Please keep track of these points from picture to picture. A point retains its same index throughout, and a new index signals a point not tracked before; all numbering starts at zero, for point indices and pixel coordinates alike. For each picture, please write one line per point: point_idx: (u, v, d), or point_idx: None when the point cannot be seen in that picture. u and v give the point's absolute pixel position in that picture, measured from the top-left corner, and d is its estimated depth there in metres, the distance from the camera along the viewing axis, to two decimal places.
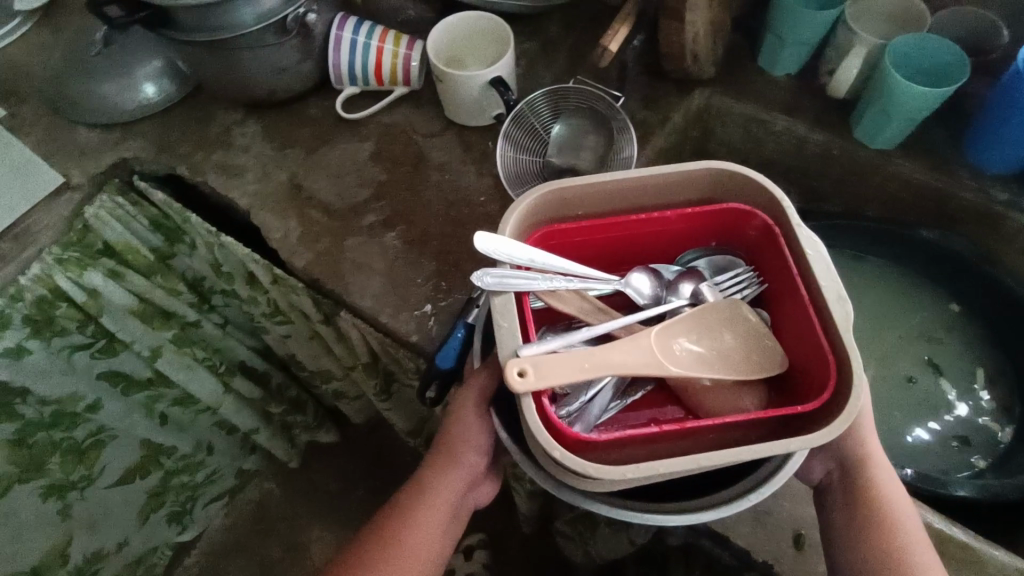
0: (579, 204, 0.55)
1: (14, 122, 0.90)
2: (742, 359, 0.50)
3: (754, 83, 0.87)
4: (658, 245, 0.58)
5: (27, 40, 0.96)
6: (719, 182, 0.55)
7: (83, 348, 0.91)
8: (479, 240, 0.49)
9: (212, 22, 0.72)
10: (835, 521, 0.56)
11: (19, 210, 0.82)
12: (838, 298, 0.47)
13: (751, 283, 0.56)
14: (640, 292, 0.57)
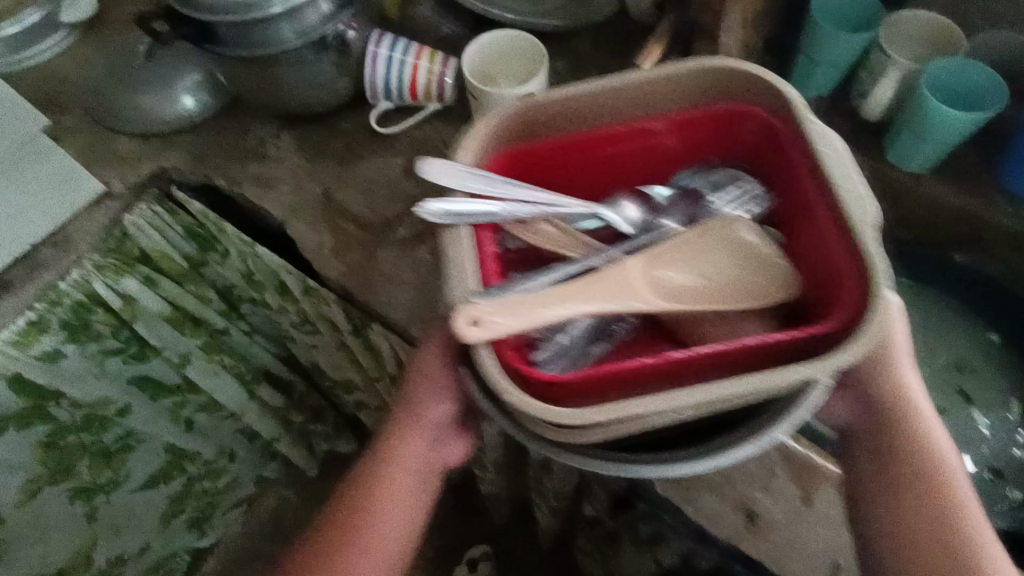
0: (564, 120, 0.54)
1: (58, 131, 0.91)
2: (748, 284, 0.49)
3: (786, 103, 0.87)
4: (651, 158, 0.57)
5: (71, 52, 0.99)
6: (716, 83, 0.53)
7: (115, 353, 0.94)
8: (425, 168, 0.48)
9: (253, 38, 0.73)
10: (872, 480, 0.53)
11: (60, 217, 0.84)
12: (857, 197, 0.45)
13: (756, 198, 0.55)
14: (620, 218, 0.55)
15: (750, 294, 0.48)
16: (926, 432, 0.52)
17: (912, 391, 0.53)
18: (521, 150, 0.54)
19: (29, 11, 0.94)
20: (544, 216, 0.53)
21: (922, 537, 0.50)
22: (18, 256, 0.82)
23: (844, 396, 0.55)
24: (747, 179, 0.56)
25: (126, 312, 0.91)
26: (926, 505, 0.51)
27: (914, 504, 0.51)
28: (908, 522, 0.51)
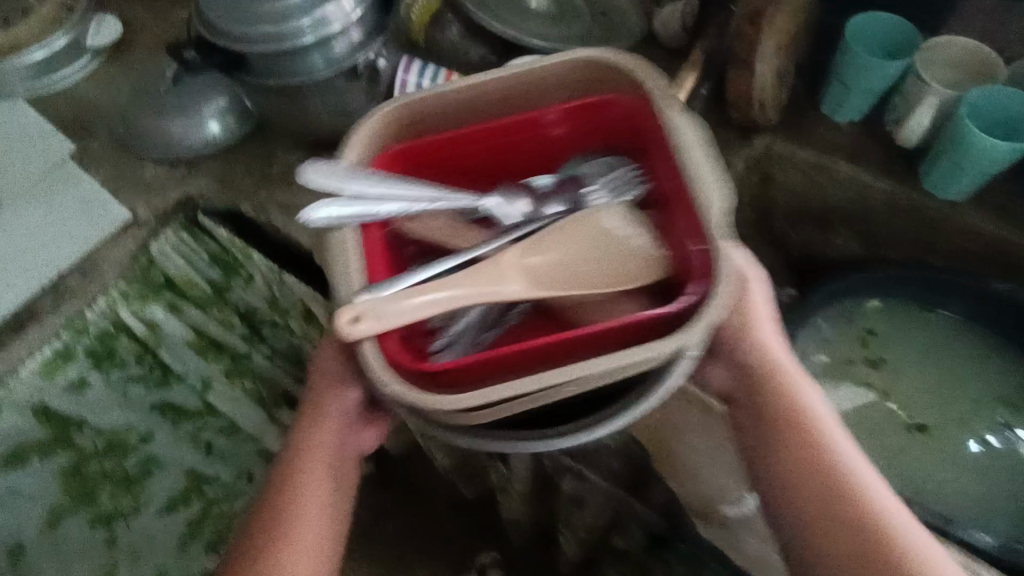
0: (458, 115, 0.65)
1: (83, 155, 0.91)
2: (610, 264, 0.59)
3: (818, 129, 0.85)
4: (536, 148, 0.68)
5: (96, 78, 0.99)
6: (577, 77, 0.64)
7: (139, 380, 0.94)
8: (308, 174, 0.57)
9: (284, 68, 0.73)
10: (771, 446, 0.57)
11: (88, 245, 0.83)
12: (708, 188, 0.55)
13: (630, 181, 0.65)
14: (507, 206, 0.65)
15: (611, 275, 0.58)
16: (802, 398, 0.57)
17: (779, 358, 0.58)
18: (407, 148, 0.64)
19: (57, 36, 0.93)
20: (441, 208, 0.63)
21: (823, 491, 0.54)
22: (44, 286, 0.80)
23: (722, 363, 0.60)
24: (620, 163, 0.66)
25: (150, 339, 0.91)
26: (821, 471, 0.54)
27: (806, 462, 0.55)
28: (810, 494, 0.54)
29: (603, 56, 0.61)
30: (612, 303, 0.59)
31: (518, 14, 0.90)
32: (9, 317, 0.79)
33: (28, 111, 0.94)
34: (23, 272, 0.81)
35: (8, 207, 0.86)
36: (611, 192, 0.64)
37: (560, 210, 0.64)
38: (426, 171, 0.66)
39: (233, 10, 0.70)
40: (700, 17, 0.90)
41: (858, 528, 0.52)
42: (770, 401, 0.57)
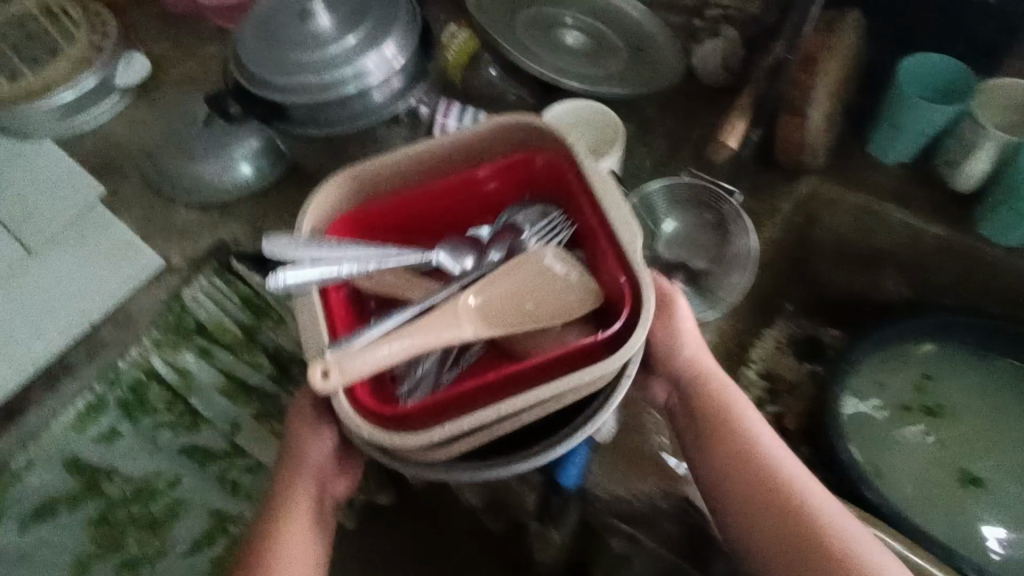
0: (396, 179, 0.61)
1: (113, 199, 0.90)
2: (547, 296, 0.56)
3: (866, 171, 0.83)
4: (472, 204, 0.64)
5: (125, 117, 0.97)
6: (508, 134, 0.60)
7: (170, 425, 0.84)
8: (269, 244, 0.52)
9: (325, 116, 0.71)
10: (717, 466, 0.59)
11: (119, 295, 0.83)
12: (625, 227, 0.54)
13: (562, 226, 0.61)
14: (455, 263, 0.61)
15: (550, 312, 0.56)
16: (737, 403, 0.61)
17: (712, 369, 0.62)
18: (361, 212, 0.60)
19: (85, 77, 0.91)
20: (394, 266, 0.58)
21: (766, 507, 0.55)
22: (76, 336, 0.81)
23: (665, 380, 0.64)
24: (558, 211, 0.62)
25: (182, 386, 0.84)
26: (760, 473, 0.57)
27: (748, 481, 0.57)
28: (753, 494, 0.56)
29: (530, 118, 0.58)
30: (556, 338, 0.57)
31: (556, 52, 0.89)
32: (43, 371, 0.80)
33: (59, 154, 0.93)
34: (57, 323, 0.81)
35: (41, 256, 0.86)
36: (550, 237, 0.60)
37: (498, 258, 0.61)
38: (379, 235, 0.62)
39: (268, 60, 0.70)
40: (741, 54, 0.88)
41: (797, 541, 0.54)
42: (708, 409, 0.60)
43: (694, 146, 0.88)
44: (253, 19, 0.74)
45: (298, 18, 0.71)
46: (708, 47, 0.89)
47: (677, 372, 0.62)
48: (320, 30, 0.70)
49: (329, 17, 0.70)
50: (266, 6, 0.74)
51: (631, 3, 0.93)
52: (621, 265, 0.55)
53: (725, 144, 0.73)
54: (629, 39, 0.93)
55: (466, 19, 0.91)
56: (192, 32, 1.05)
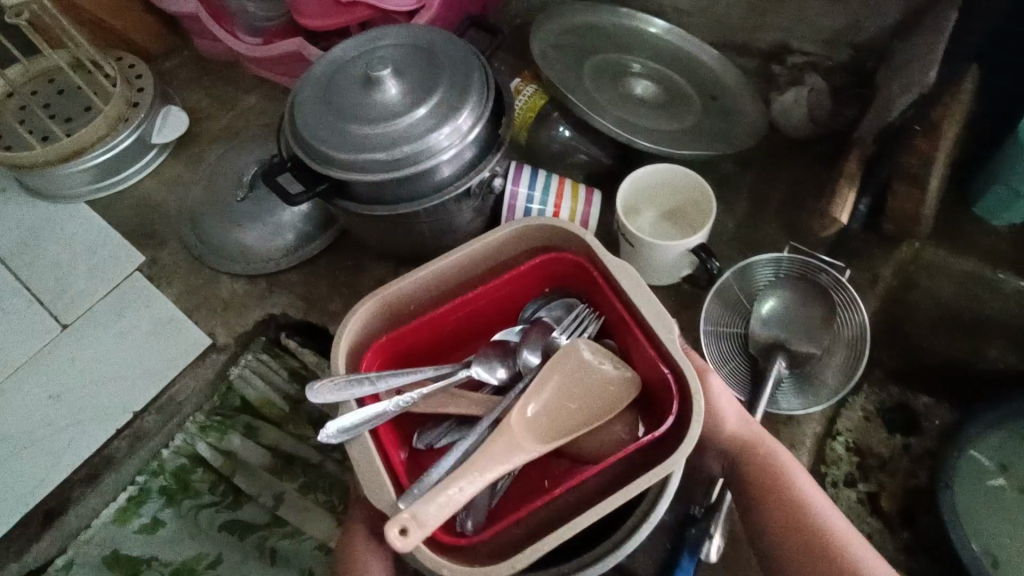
0: (403, 304, 0.53)
1: (153, 270, 0.84)
2: (593, 400, 0.48)
3: (974, 235, 0.76)
4: (491, 310, 0.55)
5: (162, 175, 0.91)
6: (528, 235, 0.53)
7: (210, 505, 0.72)
8: (312, 395, 0.45)
9: (393, 193, 0.65)
10: (767, 543, 0.52)
11: (167, 378, 0.77)
12: (660, 315, 0.48)
13: (591, 318, 0.54)
14: (490, 374, 0.53)
15: (599, 413, 0.48)
16: (788, 465, 0.53)
17: (752, 432, 0.55)
18: (386, 342, 0.51)
19: (121, 134, 0.86)
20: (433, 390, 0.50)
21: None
22: (120, 427, 0.75)
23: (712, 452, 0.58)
24: (582, 303, 0.55)
25: (227, 468, 0.73)
26: (818, 543, 0.49)
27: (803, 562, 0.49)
28: (815, 568, 0.48)
29: (545, 222, 0.51)
30: (608, 441, 0.49)
31: (626, 105, 0.82)
32: (84, 464, 0.73)
33: (96, 219, 0.88)
34: (97, 412, 0.75)
35: (79, 334, 0.80)
36: (580, 332, 0.53)
37: (537, 360, 0.53)
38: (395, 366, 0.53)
39: (327, 130, 0.63)
40: (828, 105, 0.80)
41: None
42: (753, 470, 0.53)
43: (779, 207, 0.81)
44: (308, 81, 0.67)
45: (360, 85, 0.65)
46: (789, 97, 0.80)
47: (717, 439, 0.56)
48: (386, 99, 0.64)
49: (395, 84, 0.65)
50: (323, 68, 0.68)
51: (702, 46, 0.85)
52: (662, 353, 0.48)
53: (836, 219, 0.69)
54: (703, 87, 0.85)
55: (527, 74, 0.84)
56: (229, 81, 0.99)
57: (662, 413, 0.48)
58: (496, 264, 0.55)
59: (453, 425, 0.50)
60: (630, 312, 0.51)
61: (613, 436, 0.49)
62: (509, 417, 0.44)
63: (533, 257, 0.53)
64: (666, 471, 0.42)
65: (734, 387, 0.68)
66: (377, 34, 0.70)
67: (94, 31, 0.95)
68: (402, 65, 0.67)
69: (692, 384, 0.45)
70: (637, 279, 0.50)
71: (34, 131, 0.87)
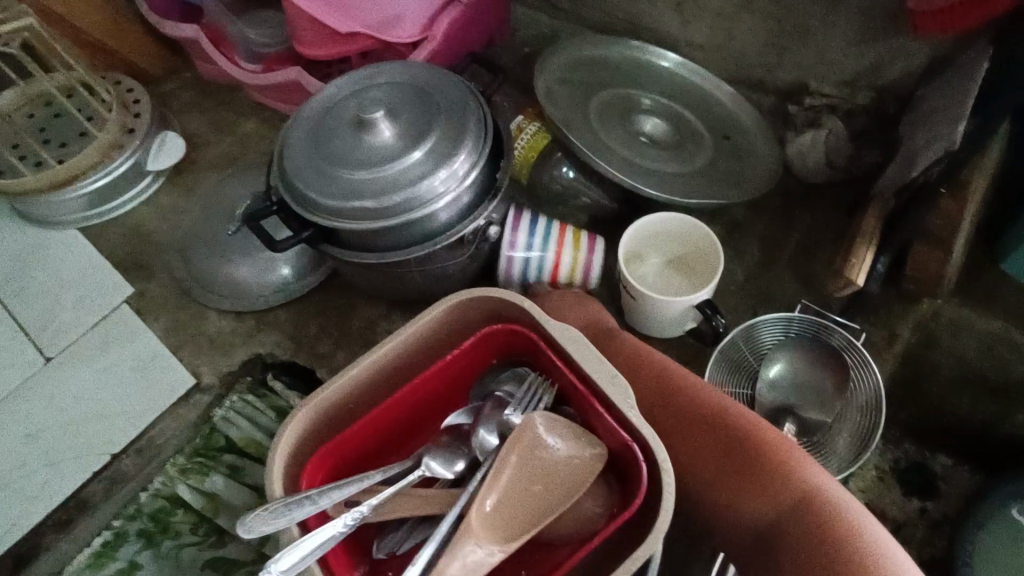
0: (342, 404, 0.50)
1: (141, 303, 0.82)
2: (559, 483, 0.45)
3: (1003, 295, 0.70)
4: (435, 393, 0.52)
5: (155, 202, 0.89)
6: (462, 311, 0.51)
7: (193, 544, 0.66)
8: (245, 531, 0.41)
9: (384, 241, 0.62)
10: (687, 452, 0.51)
11: (145, 420, 0.75)
12: (615, 379, 0.46)
13: (544, 388, 0.50)
14: (448, 468, 0.50)
15: (569, 490, 0.44)
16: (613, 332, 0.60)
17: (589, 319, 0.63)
18: (328, 451, 0.47)
19: (114, 162, 0.84)
20: (388, 494, 0.47)
21: (740, 473, 0.48)
22: (97, 470, 0.72)
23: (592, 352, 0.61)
24: (532, 371, 0.52)
25: (208, 510, 0.67)
26: (650, 373, 0.54)
27: (706, 453, 0.50)
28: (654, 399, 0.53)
29: (482, 292, 0.50)
30: (582, 520, 0.46)
31: (632, 144, 0.78)
32: (59, 507, 0.71)
33: (87, 248, 0.86)
34: (74, 453, 0.73)
35: (60, 370, 0.78)
36: (535, 405, 0.49)
37: (493, 441, 0.50)
38: (342, 471, 0.49)
39: (316, 174, 0.61)
40: (847, 148, 0.75)
41: (779, 504, 0.46)
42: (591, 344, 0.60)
43: (793, 256, 0.77)
44: (299, 121, 0.65)
45: (352, 127, 0.62)
46: (806, 139, 0.76)
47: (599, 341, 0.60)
48: (378, 142, 0.61)
49: (389, 127, 0.62)
50: (316, 107, 0.66)
51: (715, 82, 0.81)
52: (621, 419, 0.46)
53: (852, 282, 0.65)
54: (715, 126, 0.81)
55: (532, 109, 0.81)
56: (228, 106, 0.97)
57: (630, 486, 0.45)
58: (438, 344, 0.53)
59: (414, 525, 0.48)
60: (581, 375, 0.48)
61: (587, 513, 0.46)
62: (471, 518, 0.42)
63: (467, 337, 0.50)
64: (645, 554, 0.40)
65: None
66: (373, 71, 0.68)
67: (95, 55, 0.93)
68: (396, 106, 0.64)
69: (659, 454, 0.43)
70: (585, 345, 0.48)
71: (26, 158, 0.86)
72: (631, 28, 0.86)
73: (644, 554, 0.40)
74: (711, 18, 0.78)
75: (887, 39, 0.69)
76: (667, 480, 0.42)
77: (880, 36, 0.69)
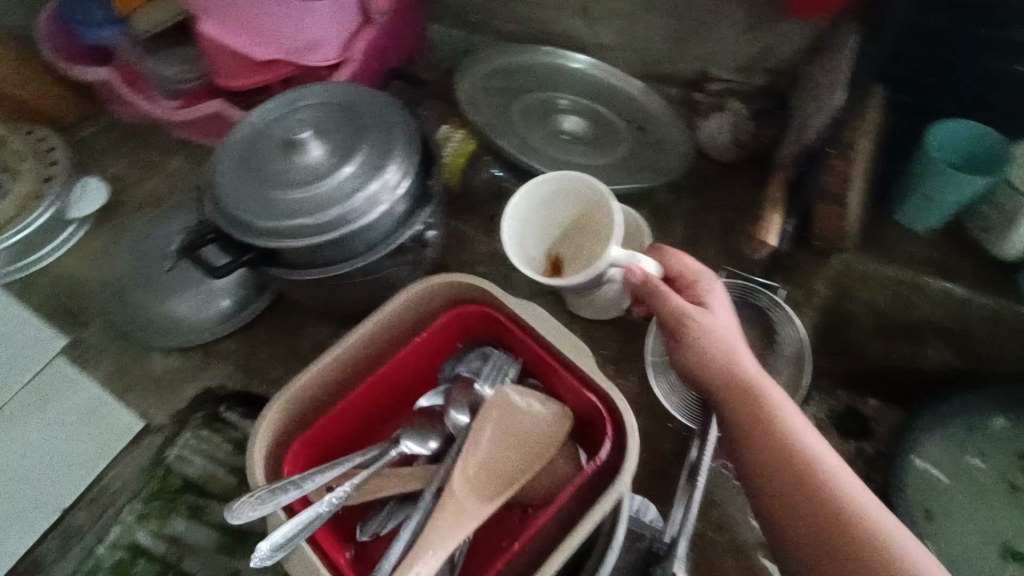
0: (316, 396, 0.56)
1: (79, 353, 0.79)
2: (528, 446, 0.51)
3: (901, 244, 0.75)
4: (407, 376, 0.58)
5: (83, 249, 0.87)
6: (425, 304, 0.59)
7: None
8: (232, 520, 0.45)
9: (326, 256, 0.63)
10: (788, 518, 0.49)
11: (94, 471, 0.71)
12: (574, 344, 0.54)
13: (506, 363, 0.57)
14: (423, 446, 0.56)
15: (535, 450, 0.51)
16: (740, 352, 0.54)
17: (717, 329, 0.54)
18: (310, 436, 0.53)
19: (34, 212, 0.82)
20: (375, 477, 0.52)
21: None
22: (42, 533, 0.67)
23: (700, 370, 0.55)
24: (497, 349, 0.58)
25: (172, 555, 0.68)
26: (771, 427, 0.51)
27: (805, 530, 0.48)
28: (775, 457, 0.50)
29: (441, 282, 0.57)
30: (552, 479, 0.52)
31: (555, 144, 0.82)
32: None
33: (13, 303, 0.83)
34: (11, 520, 0.67)
35: None
36: (501, 379, 0.56)
37: (466, 418, 0.56)
38: (323, 454, 0.55)
39: (249, 198, 0.62)
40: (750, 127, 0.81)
41: None
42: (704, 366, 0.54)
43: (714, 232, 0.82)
44: (227, 150, 0.66)
45: (282, 149, 0.64)
46: (714, 122, 0.82)
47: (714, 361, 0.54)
48: (309, 160, 0.63)
49: (318, 145, 0.64)
50: (243, 133, 0.67)
51: (626, 78, 0.86)
52: (583, 379, 0.53)
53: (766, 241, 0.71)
54: (630, 118, 0.86)
55: (457, 120, 0.85)
56: (151, 146, 0.96)
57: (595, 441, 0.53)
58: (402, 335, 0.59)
59: (395, 504, 0.55)
60: (539, 343, 0.56)
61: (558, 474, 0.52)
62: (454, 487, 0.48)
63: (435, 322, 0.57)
64: (612, 498, 0.45)
65: (690, 419, 0.66)
66: (296, 96, 0.69)
67: None
68: (323, 126, 0.66)
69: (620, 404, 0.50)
70: (540, 317, 0.55)
71: None
72: (544, 36, 0.91)
73: (612, 495, 0.45)
74: (614, 19, 0.83)
75: (772, 24, 0.75)
76: (630, 422, 0.49)
77: (764, 23, 0.76)
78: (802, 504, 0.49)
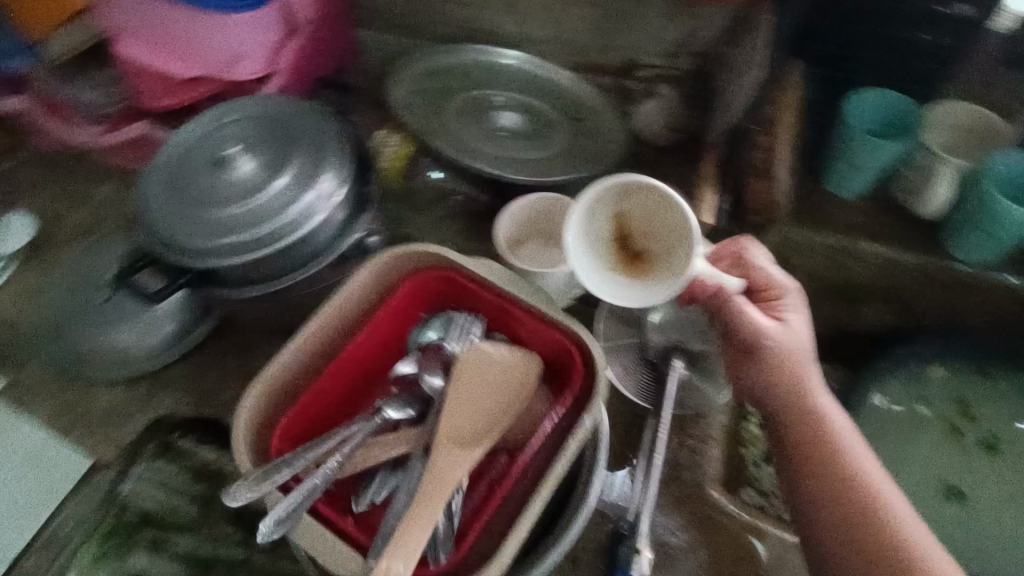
0: (290, 380, 0.55)
1: (16, 395, 0.76)
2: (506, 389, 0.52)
3: (833, 211, 0.78)
4: (376, 348, 0.59)
5: (12, 288, 0.83)
6: (388, 274, 0.59)
7: None
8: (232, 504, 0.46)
9: (266, 271, 0.61)
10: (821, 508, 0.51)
11: (42, 516, 0.69)
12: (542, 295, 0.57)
13: (471, 322, 0.59)
14: (404, 410, 0.56)
15: (514, 390, 0.52)
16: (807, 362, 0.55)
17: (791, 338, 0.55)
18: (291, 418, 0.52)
19: None
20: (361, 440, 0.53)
21: None
22: None
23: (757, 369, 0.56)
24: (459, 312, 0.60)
25: None
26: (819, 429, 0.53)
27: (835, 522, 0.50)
28: (823, 453, 0.52)
29: (401, 250, 0.58)
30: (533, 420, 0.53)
31: (492, 139, 0.82)
32: None
33: None
34: None
35: None
36: (469, 336, 0.57)
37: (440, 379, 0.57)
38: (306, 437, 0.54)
39: (183, 220, 0.60)
40: (681, 110, 0.83)
41: None
42: (762, 369, 0.55)
43: None
44: (156, 172, 0.64)
45: (213, 167, 0.63)
46: (646, 108, 0.84)
47: (780, 361, 0.55)
48: (241, 175, 0.62)
49: (249, 159, 0.63)
50: (171, 154, 0.65)
51: (556, 69, 0.87)
52: (549, 323, 0.56)
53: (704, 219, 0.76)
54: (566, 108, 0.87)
55: (393, 123, 0.84)
56: (77, 175, 0.92)
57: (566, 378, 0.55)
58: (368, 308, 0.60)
59: (388, 469, 0.54)
60: (503, 296, 0.58)
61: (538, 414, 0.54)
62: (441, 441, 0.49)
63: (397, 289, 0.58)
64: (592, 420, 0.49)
65: (639, 395, 0.69)
66: (223, 112, 0.68)
67: None
68: (254, 140, 0.65)
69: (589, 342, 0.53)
70: (500, 272, 0.58)
71: None
72: (474, 34, 0.91)
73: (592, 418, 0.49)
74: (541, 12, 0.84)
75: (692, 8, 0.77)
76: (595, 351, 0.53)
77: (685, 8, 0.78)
78: (845, 497, 0.50)
